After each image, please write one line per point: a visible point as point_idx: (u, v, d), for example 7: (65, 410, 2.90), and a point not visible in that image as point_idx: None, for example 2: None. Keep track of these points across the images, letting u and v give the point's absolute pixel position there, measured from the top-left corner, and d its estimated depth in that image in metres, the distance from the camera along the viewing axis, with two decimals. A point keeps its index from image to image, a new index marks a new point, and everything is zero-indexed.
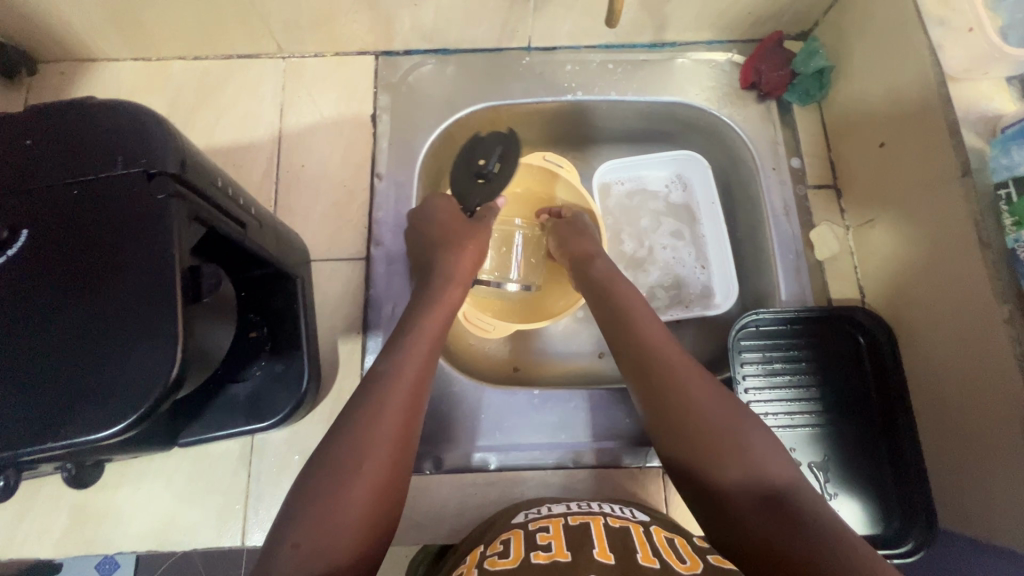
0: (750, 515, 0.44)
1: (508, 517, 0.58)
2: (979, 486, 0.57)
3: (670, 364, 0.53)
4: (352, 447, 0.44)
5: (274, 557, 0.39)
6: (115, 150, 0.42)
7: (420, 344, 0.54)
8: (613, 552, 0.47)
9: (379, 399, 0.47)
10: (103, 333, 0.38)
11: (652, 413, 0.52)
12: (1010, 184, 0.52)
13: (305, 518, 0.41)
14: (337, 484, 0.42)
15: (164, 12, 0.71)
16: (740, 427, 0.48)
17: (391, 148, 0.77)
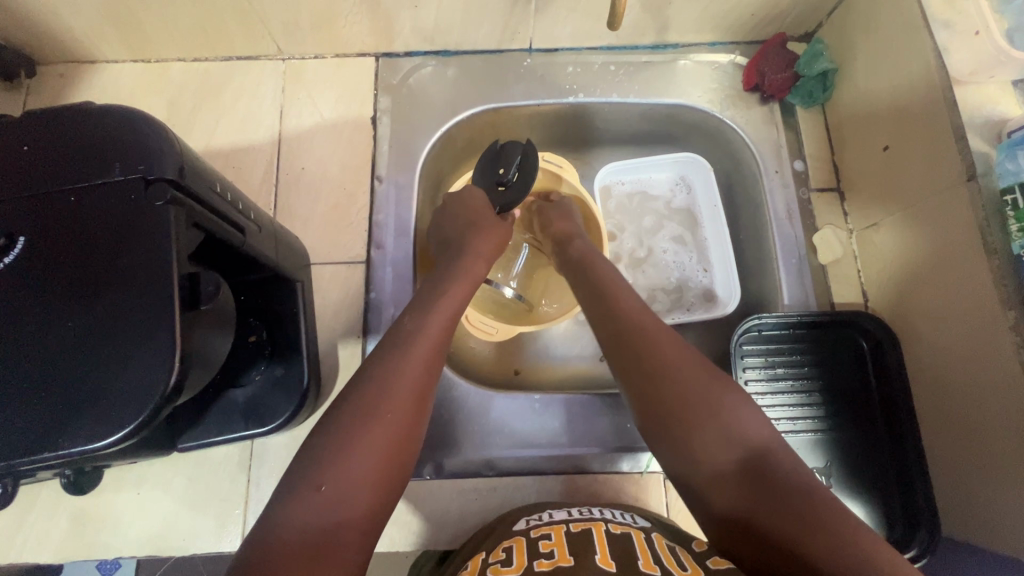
0: (738, 488, 0.44)
1: (509, 522, 0.57)
2: (984, 494, 0.56)
3: (645, 330, 0.52)
4: (379, 396, 0.45)
5: (298, 498, 0.40)
6: (112, 156, 0.42)
7: (442, 310, 0.54)
8: (615, 559, 0.47)
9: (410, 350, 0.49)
10: (99, 341, 0.38)
11: (631, 388, 0.50)
12: (1015, 190, 0.51)
13: (326, 465, 0.41)
14: (361, 429, 0.43)
15: (163, 14, 0.71)
16: (716, 390, 0.47)
17: (391, 151, 0.77)
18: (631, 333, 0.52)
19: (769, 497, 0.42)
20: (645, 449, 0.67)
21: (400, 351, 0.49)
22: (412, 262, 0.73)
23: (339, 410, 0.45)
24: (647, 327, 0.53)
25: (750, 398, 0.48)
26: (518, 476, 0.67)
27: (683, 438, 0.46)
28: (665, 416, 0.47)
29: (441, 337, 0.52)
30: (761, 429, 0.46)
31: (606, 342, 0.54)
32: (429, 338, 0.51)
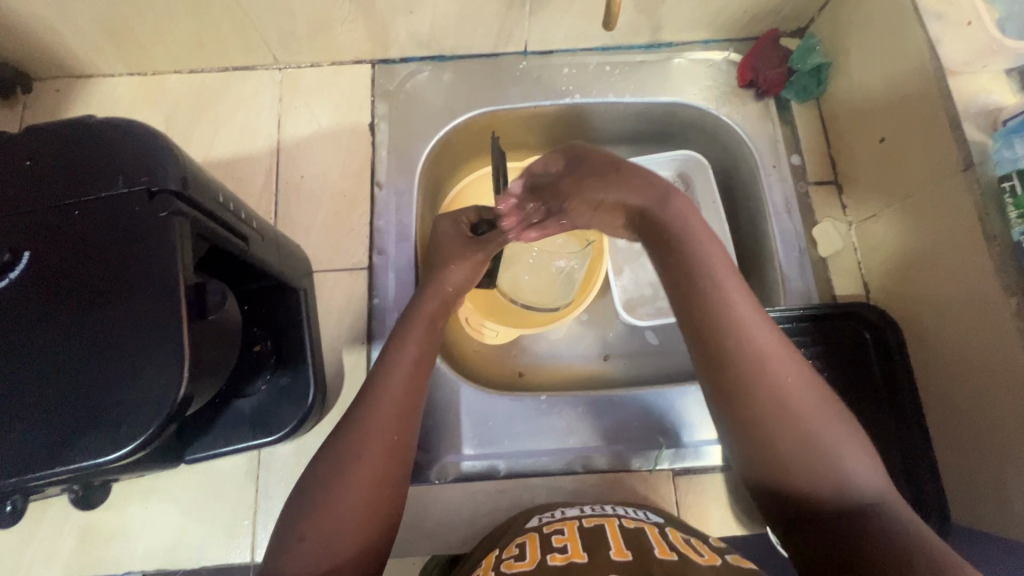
0: (828, 517, 0.43)
1: (523, 520, 0.58)
2: (992, 479, 0.56)
3: (756, 354, 0.47)
4: (350, 455, 0.46)
5: (286, 553, 0.43)
6: (116, 169, 0.42)
7: (406, 356, 0.53)
8: (629, 550, 0.47)
9: (367, 410, 0.48)
10: (107, 354, 0.38)
11: (725, 402, 0.48)
12: (1013, 177, 0.52)
13: (305, 518, 0.44)
14: (331, 490, 0.45)
15: (160, 26, 0.71)
16: (823, 429, 0.45)
17: (390, 157, 0.77)
18: (738, 343, 0.48)
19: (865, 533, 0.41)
20: (653, 446, 0.67)
21: (364, 402, 0.49)
22: (415, 266, 0.73)
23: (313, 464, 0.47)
24: (755, 345, 0.48)
25: (855, 432, 0.46)
26: (528, 477, 0.66)
27: (768, 458, 0.46)
28: (754, 435, 0.46)
29: (407, 379, 0.51)
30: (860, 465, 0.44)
31: (700, 352, 0.50)
32: (392, 382, 0.51)
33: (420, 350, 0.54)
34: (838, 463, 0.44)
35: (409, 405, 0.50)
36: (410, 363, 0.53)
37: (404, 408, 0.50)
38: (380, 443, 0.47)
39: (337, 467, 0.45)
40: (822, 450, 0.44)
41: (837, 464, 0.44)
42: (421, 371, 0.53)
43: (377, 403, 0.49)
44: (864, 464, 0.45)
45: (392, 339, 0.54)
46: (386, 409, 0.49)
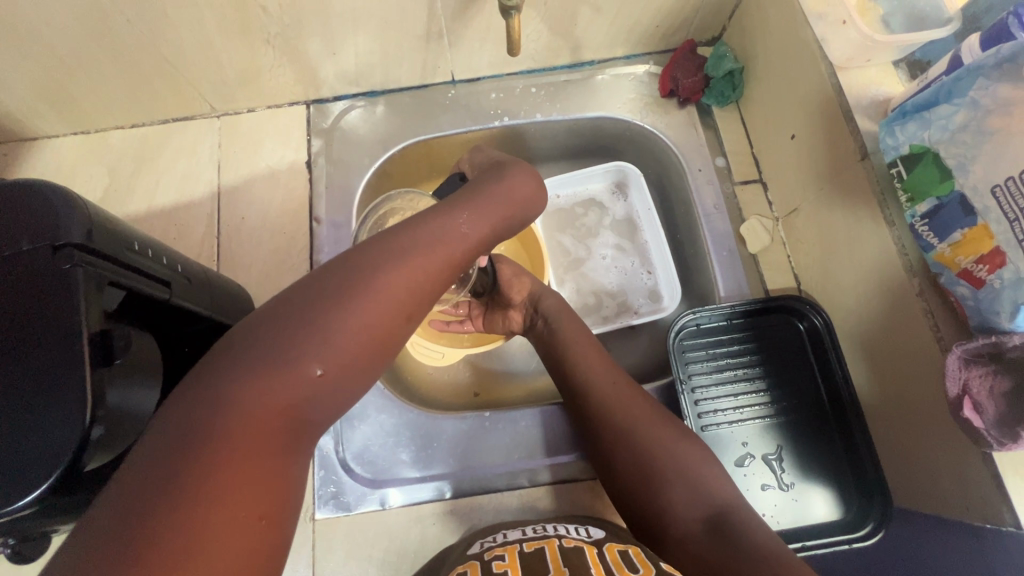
0: (694, 538, 0.55)
1: (466, 544, 0.60)
2: (919, 457, 0.57)
3: (618, 409, 0.62)
4: (382, 290, 0.43)
5: (299, 375, 0.40)
6: (20, 227, 0.44)
7: (475, 222, 0.50)
8: (566, 572, 0.51)
9: (417, 250, 0.45)
10: (8, 406, 0.39)
11: (606, 450, 0.61)
12: (898, 163, 0.53)
13: (323, 343, 0.40)
14: (355, 322, 0.41)
15: (95, 84, 0.74)
16: (685, 463, 0.58)
17: (328, 192, 0.80)
18: (607, 402, 0.62)
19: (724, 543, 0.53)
20: None
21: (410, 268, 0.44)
22: None
23: (318, 287, 0.42)
24: (619, 401, 0.62)
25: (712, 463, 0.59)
26: (475, 496, 0.67)
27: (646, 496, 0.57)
28: (631, 475, 0.59)
29: (454, 260, 0.47)
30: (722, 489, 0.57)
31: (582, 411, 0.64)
32: (441, 255, 0.46)
33: (481, 238, 0.50)
34: (698, 488, 0.56)
35: (452, 265, 0.47)
36: (468, 252, 0.49)
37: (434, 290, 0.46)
38: (416, 288, 0.44)
39: (355, 306, 0.42)
40: (683, 482, 0.57)
41: (698, 492, 0.56)
42: (472, 258, 0.49)
43: (418, 272, 0.44)
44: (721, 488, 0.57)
45: (452, 216, 0.49)
46: (432, 256, 0.46)
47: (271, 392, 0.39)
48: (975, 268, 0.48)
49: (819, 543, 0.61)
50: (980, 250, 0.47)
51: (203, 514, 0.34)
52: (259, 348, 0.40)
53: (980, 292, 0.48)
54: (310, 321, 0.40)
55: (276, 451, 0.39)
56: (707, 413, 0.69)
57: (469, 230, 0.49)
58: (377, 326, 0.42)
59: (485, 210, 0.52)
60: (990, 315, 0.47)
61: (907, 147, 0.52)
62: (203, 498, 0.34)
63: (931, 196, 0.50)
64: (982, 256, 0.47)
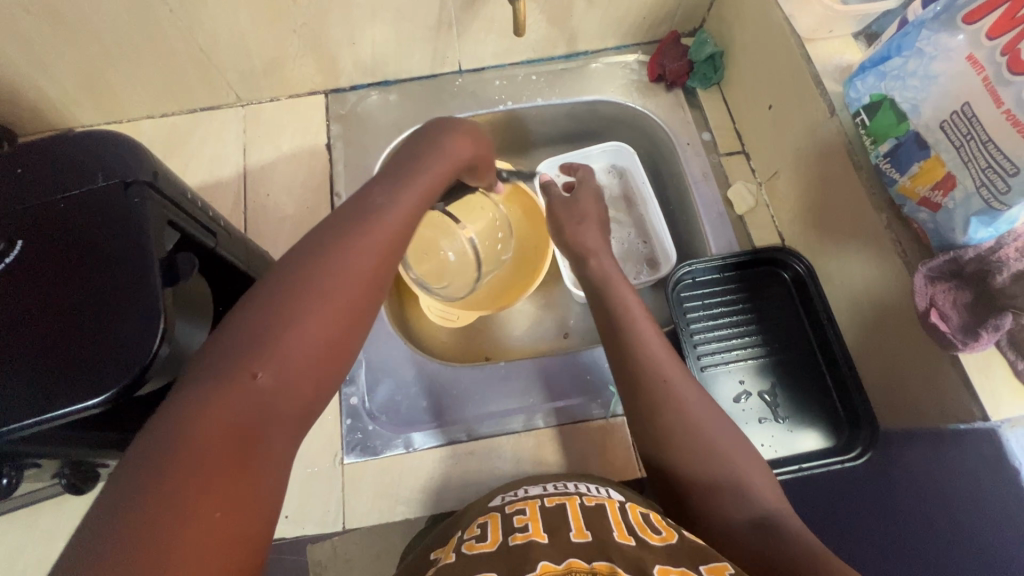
0: (743, 539, 0.50)
1: (486, 501, 0.60)
2: (898, 376, 0.63)
3: (666, 384, 0.59)
4: (322, 279, 0.42)
5: (246, 385, 0.37)
6: (96, 168, 0.49)
7: (407, 199, 0.51)
8: (589, 530, 0.48)
9: (352, 234, 0.45)
10: (93, 319, 0.44)
11: (648, 428, 0.58)
12: (861, 112, 0.61)
13: (268, 346, 0.39)
14: (300, 318, 0.40)
15: (133, 73, 0.80)
16: (732, 456, 0.55)
17: (347, 171, 0.87)
18: (652, 376, 0.59)
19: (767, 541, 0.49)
20: (604, 395, 0.73)
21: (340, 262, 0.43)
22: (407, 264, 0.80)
23: (251, 304, 0.41)
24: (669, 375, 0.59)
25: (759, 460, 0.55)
26: (493, 438, 0.71)
27: (688, 483, 0.55)
28: (673, 459, 0.56)
29: (392, 236, 0.47)
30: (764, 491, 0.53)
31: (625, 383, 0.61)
32: (380, 233, 0.46)
33: (411, 213, 0.50)
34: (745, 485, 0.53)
35: (394, 246, 0.47)
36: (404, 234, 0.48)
37: (378, 274, 0.45)
38: (360, 271, 0.43)
39: (296, 303, 0.40)
40: (728, 474, 0.54)
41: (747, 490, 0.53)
42: (408, 233, 0.49)
43: (363, 254, 0.44)
44: (769, 491, 0.53)
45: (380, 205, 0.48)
46: (369, 237, 0.45)
47: (225, 407, 0.36)
48: (932, 195, 0.55)
49: (817, 464, 0.66)
50: (935, 178, 0.54)
51: (170, 543, 0.31)
52: (197, 377, 0.38)
53: (937, 215, 0.55)
54: (249, 339, 0.39)
55: (242, 478, 0.35)
56: (705, 357, 0.75)
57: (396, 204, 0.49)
58: (325, 319, 0.41)
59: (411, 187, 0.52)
60: (947, 233, 0.55)
61: (868, 97, 0.60)
62: (182, 525, 0.31)
63: (891, 136, 0.58)
64: (937, 182, 0.54)
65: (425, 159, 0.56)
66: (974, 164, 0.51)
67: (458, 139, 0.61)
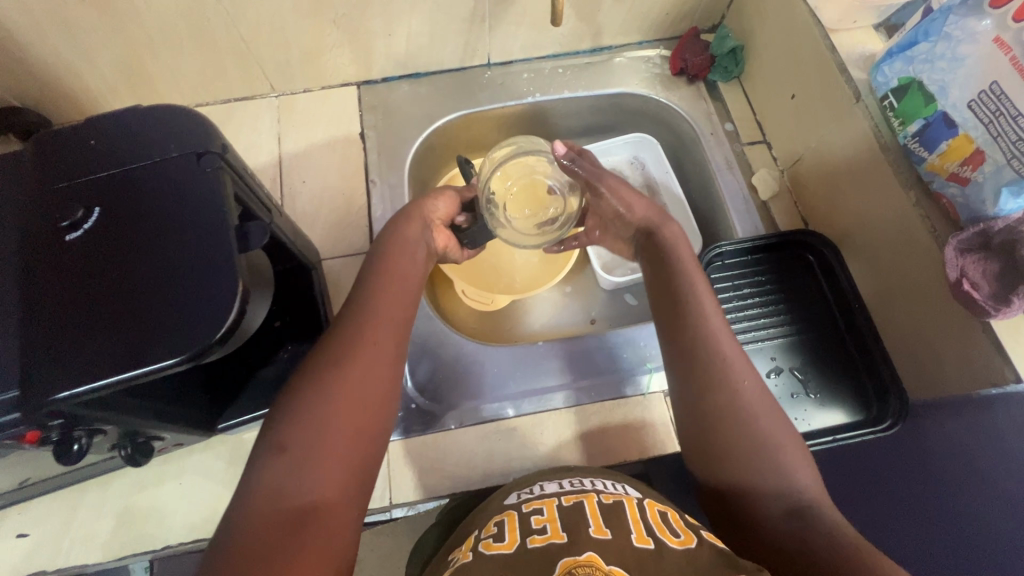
0: (777, 529, 0.52)
1: (502, 498, 0.61)
2: (928, 346, 0.66)
3: (724, 364, 0.58)
4: (330, 368, 0.55)
5: (278, 459, 0.49)
6: (169, 140, 0.50)
7: (392, 284, 0.64)
8: (608, 528, 0.51)
9: (352, 329, 0.58)
10: (170, 283, 0.46)
11: (696, 405, 0.58)
12: (889, 95, 0.64)
13: (296, 428, 0.51)
14: (320, 401, 0.52)
15: (172, 62, 0.82)
16: (779, 448, 0.55)
17: (381, 159, 0.89)
18: (710, 354, 0.59)
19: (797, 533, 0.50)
20: (641, 372, 0.75)
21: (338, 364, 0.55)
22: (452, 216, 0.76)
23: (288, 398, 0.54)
24: (726, 353, 0.58)
25: (802, 454, 0.55)
26: (535, 415, 0.73)
27: (731, 469, 0.55)
28: (720, 440, 0.56)
29: (382, 321, 0.60)
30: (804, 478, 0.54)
31: (680, 354, 0.60)
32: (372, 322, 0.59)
33: (396, 297, 0.63)
34: (787, 476, 0.53)
35: (385, 329, 0.60)
36: (382, 328, 0.59)
37: (380, 354, 0.58)
38: (360, 354, 0.56)
39: (317, 391, 0.53)
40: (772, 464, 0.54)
41: (790, 481, 0.53)
42: (399, 315, 0.62)
43: (361, 342, 0.57)
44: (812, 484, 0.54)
45: (360, 309, 0.60)
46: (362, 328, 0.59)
47: (271, 481, 0.48)
48: (961, 170, 0.58)
49: (849, 437, 0.69)
50: (964, 155, 0.58)
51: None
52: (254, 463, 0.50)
53: (967, 189, 0.58)
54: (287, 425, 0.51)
55: (293, 534, 0.46)
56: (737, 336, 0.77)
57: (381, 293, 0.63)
58: (338, 397, 0.53)
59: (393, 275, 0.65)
60: (977, 206, 0.58)
61: (896, 81, 0.63)
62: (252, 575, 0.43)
63: (919, 117, 0.61)
64: (966, 159, 0.58)
65: (395, 256, 0.66)
66: (1004, 138, 0.54)
67: (428, 210, 0.74)
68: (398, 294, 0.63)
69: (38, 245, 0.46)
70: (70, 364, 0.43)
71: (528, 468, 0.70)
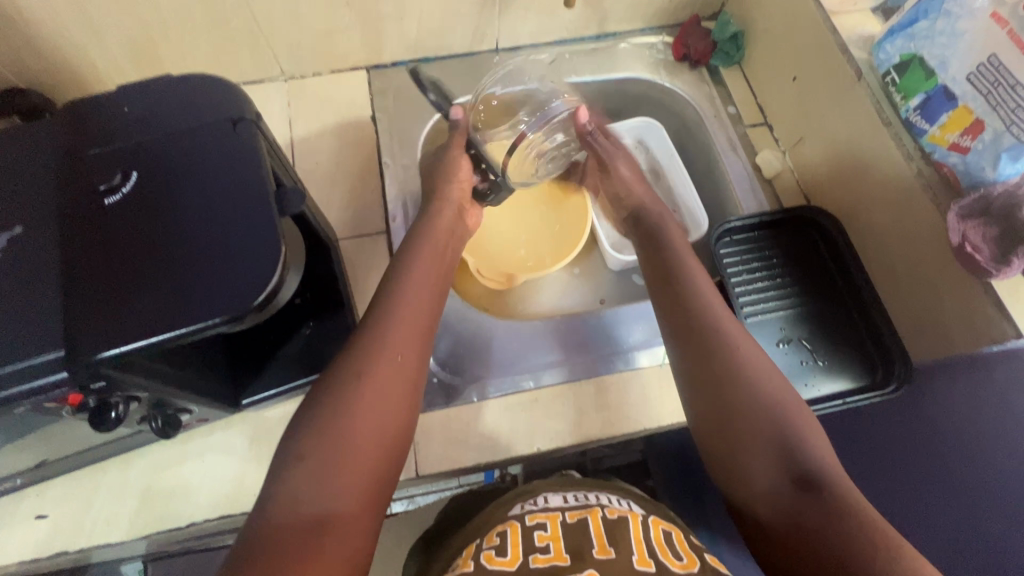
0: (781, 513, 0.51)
1: (505, 508, 0.65)
2: (934, 312, 0.69)
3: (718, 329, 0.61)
4: (352, 367, 0.56)
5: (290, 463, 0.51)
6: (204, 107, 0.51)
7: (413, 288, 0.65)
8: (612, 547, 0.54)
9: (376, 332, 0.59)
10: (209, 246, 0.46)
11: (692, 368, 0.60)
12: (891, 71, 0.68)
13: (317, 430, 0.52)
14: (345, 398, 0.54)
15: (183, 44, 0.82)
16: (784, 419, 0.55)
17: (394, 141, 0.89)
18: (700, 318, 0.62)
19: (811, 503, 0.50)
20: (657, 344, 0.77)
21: (359, 374, 0.56)
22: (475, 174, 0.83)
23: (313, 398, 0.55)
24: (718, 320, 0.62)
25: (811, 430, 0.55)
26: (556, 386, 0.74)
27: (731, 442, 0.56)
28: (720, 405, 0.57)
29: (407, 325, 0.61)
30: (819, 455, 0.54)
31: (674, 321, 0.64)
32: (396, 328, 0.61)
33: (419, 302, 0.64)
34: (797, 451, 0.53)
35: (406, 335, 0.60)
36: (400, 339, 0.60)
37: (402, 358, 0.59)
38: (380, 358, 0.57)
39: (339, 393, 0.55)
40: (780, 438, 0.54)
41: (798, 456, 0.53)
42: (422, 321, 0.63)
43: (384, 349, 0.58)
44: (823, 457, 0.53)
45: (383, 318, 0.60)
46: (388, 332, 0.60)
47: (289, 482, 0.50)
48: (962, 139, 0.62)
49: (858, 402, 0.70)
50: (964, 124, 0.61)
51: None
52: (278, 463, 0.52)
53: (967, 157, 0.62)
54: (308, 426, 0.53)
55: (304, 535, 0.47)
56: (749, 310, 0.78)
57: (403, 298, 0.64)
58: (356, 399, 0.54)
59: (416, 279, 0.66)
60: (977, 171, 0.62)
61: (897, 57, 0.67)
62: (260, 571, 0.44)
63: (920, 91, 0.65)
64: (966, 128, 0.61)
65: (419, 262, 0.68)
66: (1002, 107, 0.58)
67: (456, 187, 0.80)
68: (421, 299, 0.64)
69: (76, 210, 0.46)
70: (109, 325, 0.43)
71: (550, 439, 0.71)
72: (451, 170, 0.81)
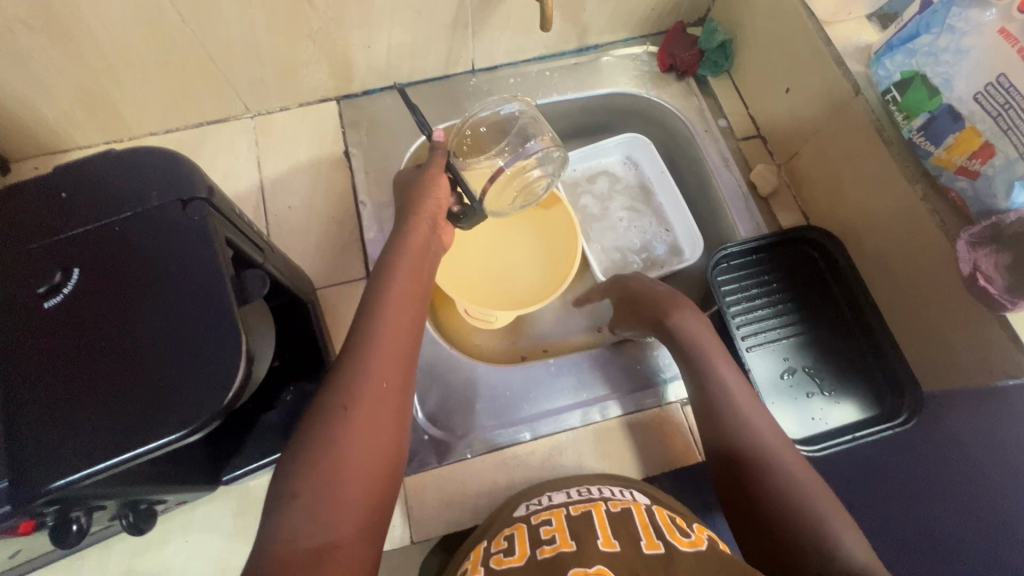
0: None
1: (511, 509, 0.60)
2: (942, 340, 0.66)
3: (734, 404, 0.62)
4: (337, 401, 0.50)
5: (282, 507, 0.46)
6: (149, 187, 0.47)
7: (394, 302, 0.57)
8: (617, 538, 0.49)
9: (361, 358, 0.53)
10: (165, 347, 0.42)
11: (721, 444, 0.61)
12: (892, 89, 0.64)
13: (307, 475, 0.47)
14: (333, 432, 0.49)
15: (135, 88, 0.76)
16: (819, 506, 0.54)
17: (369, 177, 0.85)
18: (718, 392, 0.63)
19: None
20: (656, 383, 0.74)
21: (348, 409, 0.50)
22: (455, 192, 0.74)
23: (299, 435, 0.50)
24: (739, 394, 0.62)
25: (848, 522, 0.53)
26: (553, 435, 0.71)
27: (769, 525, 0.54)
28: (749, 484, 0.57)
29: (398, 338, 0.55)
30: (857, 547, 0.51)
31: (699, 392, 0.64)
32: (387, 348, 0.54)
33: (400, 319, 0.56)
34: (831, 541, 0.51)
35: (399, 359, 0.54)
36: (385, 360, 0.53)
37: (391, 384, 0.53)
38: (366, 393, 0.51)
39: (331, 431, 0.48)
40: (811, 521, 0.53)
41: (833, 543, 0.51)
42: (411, 340, 0.57)
43: (375, 375, 0.52)
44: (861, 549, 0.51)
45: (364, 343, 0.53)
46: (375, 355, 0.53)
47: (288, 525, 0.45)
48: (970, 163, 0.58)
49: (868, 436, 0.67)
50: (971, 148, 0.57)
51: None
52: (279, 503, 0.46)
53: (977, 182, 0.58)
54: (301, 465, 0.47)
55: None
56: (750, 339, 0.75)
57: (381, 312, 0.56)
58: (353, 432, 0.49)
59: (394, 285, 0.59)
60: (989, 199, 0.58)
61: (898, 74, 0.63)
62: None
63: (924, 111, 0.61)
64: (974, 152, 0.57)
65: (402, 273, 0.60)
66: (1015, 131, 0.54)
67: (442, 189, 0.70)
68: (404, 319, 0.57)
69: (13, 318, 0.42)
70: (59, 448, 0.39)
71: None
72: (424, 188, 0.68)
